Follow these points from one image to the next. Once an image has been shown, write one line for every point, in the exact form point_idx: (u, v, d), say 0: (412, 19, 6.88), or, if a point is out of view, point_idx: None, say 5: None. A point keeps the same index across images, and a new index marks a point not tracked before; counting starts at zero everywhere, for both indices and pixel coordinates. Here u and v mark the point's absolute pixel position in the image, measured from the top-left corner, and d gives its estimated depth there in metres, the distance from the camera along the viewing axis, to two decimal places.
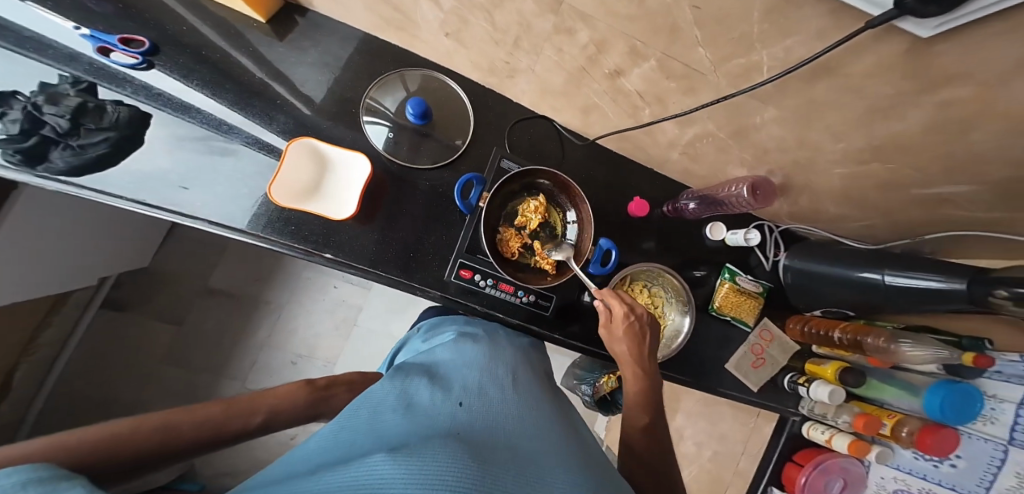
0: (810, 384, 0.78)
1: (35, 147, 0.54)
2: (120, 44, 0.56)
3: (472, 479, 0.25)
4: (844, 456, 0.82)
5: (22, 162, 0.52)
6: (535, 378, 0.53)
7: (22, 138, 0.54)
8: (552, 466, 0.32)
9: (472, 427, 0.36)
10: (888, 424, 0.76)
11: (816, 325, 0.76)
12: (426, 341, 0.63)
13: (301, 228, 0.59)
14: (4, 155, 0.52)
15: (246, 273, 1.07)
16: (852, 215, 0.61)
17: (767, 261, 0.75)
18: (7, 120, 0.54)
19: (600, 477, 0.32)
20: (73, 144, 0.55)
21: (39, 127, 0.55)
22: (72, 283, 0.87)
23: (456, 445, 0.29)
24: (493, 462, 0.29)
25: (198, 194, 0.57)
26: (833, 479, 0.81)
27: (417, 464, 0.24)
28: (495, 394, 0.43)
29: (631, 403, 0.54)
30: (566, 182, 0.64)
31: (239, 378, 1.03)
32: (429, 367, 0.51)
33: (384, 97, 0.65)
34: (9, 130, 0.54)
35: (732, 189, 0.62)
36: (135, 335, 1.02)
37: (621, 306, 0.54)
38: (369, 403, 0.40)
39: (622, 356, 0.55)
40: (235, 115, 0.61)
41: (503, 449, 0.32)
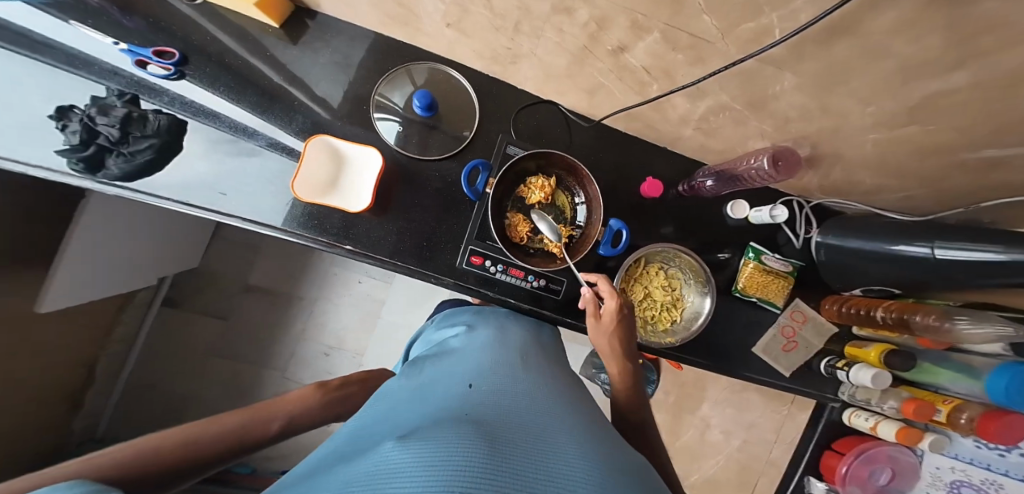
0: (850, 368, 0.73)
1: (94, 155, 0.58)
2: (154, 56, 0.61)
3: (488, 458, 0.25)
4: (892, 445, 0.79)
5: (86, 171, 0.58)
6: (548, 363, 0.53)
7: (82, 148, 0.58)
8: (568, 442, 0.32)
9: (487, 409, 0.36)
10: (943, 411, 0.71)
11: (854, 305, 0.70)
12: (437, 331, 0.65)
13: (322, 222, 0.62)
14: (71, 165, 0.58)
15: (283, 270, 1.14)
16: (891, 184, 0.57)
17: (796, 238, 0.71)
18: (68, 132, 0.59)
19: (616, 452, 0.32)
20: (125, 151, 0.60)
21: (94, 137, 0.59)
22: (138, 284, 0.96)
23: (470, 428, 0.30)
24: (509, 443, 0.29)
25: (235, 198, 0.62)
26: (878, 467, 0.78)
27: (434, 449, 0.25)
28: (508, 379, 0.44)
29: (618, 399, 0.56)
30: (573, 165, 0.64)
31: (280, 369, 1.11)
32: (444, 356, 0.52)
33: (393, 92, 0.67)
34: (70, 140, 0.58)
35: (752, 162, 0.59)
36: (190, 331, 1.13)
37: (614, 301, 0.55)
38: (385, 401, 0.41)
39: (605, 349, 0.58)
40: (256, 119, 0.65)
41: (518, 431, 0.32)
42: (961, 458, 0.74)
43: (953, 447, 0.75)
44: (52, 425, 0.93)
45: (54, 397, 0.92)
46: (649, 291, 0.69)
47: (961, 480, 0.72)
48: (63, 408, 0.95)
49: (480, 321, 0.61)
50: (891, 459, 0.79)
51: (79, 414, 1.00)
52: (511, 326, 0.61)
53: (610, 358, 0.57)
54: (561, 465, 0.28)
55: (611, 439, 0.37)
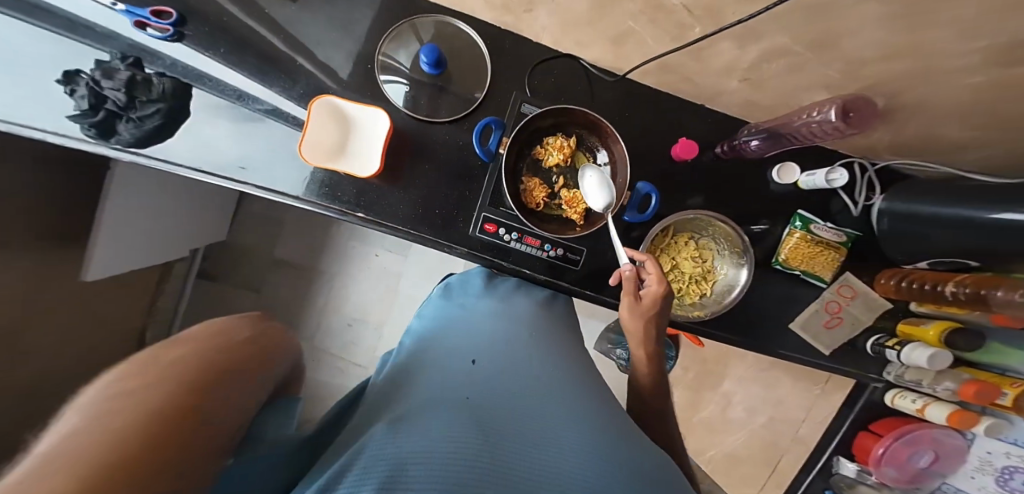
0: (902, 348, 0.67)
1: (105, 122, 0.57)
2: (151, 17, 0.58)
3: (489, 456, 0.28)
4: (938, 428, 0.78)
5: (98, 137, 0.57)
6: (553, 345, 0.55)
7: (92, 113, 0.57)
8: (562, 432, 0.35)
9: (491, 395, 0.39)
10: (1009, 394, 0.65)
11: (916, 279, 0.62)
12: (445, 300, 0.63)
13: (335, 190, 0.60)
14: (84, 131, 0.57)
15: (308, 242, 1.16)
16: (985, 141, 0.47)
17: (854, 205, 0.62)
18: (77, 97, 0.57)
19: (608, 443, 0.35)
20: (134, 117, 0.58)
21: (102, 102, 0.57)
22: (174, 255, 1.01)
23: (474, 421, 0.33)
24: (509, 437, 0.32)
25: (256, 173, 0.60)
26: (918, 449, 0.79)
27: (443, 446, 0.28)
28: (514, 364, 0.47)
29: (644, 386, 0.54)
30: (596, 120, 0.58)
31: (308, 338, 1.15)
32: (454, 329, 0.54)
33: (398, 52, 0.62)
34: (81, 105, 0.57)
35: (814, 113, 0.49)
36: (223, 303, 1.17)
37: (660, 286, 0.51)
38: (399, 378, 0.45)
39: (634, 332, 0.53)
40: (255, 86, 0.62)
41: (519, 422, 0.35)
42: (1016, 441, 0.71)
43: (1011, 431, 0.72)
44: None
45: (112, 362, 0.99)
46: (677, 262, 0.63)
47: (1015, 466, 0.70)
48: None
49: (486, 297, 0.62)
50: (936, 442, 0.79)
51: None
52: (518, 300, 0.62)
53: (636, 344, 0.54)
54: (557, 463, 0.30)
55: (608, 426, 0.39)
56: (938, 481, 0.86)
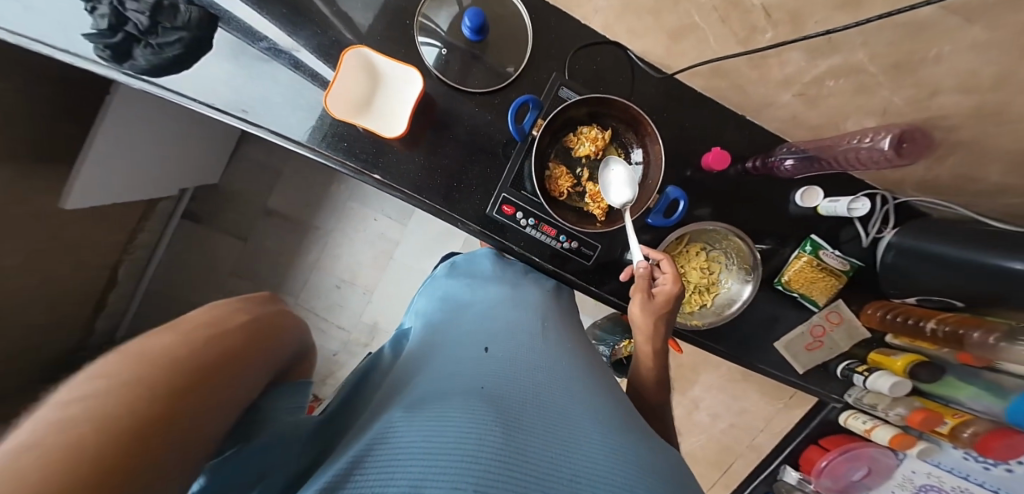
0: (869, 374, 0.72)
1: (121, 44, 0.50)
2: None
3: (505, 440, 0.24)
4: (878, 448, 0.85)
5: (113, 60, 0.50)
6: (567, 326, 0.52)
7: (109, 34, 0.50)
8: (584, 414, 0.30)
9: (504, 367, 0.34)
10: (949, 423, 0.72)
11: (901, 313, 0.66)
12: (450, 278, 0.59)
13: (353, 145, 0.55)
14: (97, 52, 0.50)
15: (297, 198, 1.07)
16: (1016, 189, 0.48)
17: (866, 236, 0.64)
18: (96, 15, 0.50)
19: (631, 430, 0.31)
20: (153, 43, 0.51)
21: (123, 24, 0.50)
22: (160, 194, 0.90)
23: (486, 401, 0.28)
24: (526, 419, 0.28)
25: (263, 115, 0.54)
26: (856, 464, 0.86)
27: (449, 433, 0.24)
28: (527, 336, 0.42)
29: (648, 382, 0.53)
30: (637, 116, 0.55)
31: (291, 295, 1.09)
32: (460, 306, 0.50)
33: (437, 13, 0.56)
34: (98, 24, 0.50)
35: (862, 139, 0.50)
36: (201, 251, 1.07)
37: (675, 286, 0.51)
38: (406, 360, 0.41)
39: (644, 328, 0.52)
40: (271, 29, 0.55)
41: (535, 400, 0.30)
42: (941, 466, 0.78)
43: (938, 455, 0.78)
44: (70, 327, 0.91)
45: (76, 297, 0.89)
46: (685, 270, 0.64)
47: (932, 484, 0.79)
48: (84, 310, 0.93)
49: (497, 279, 0.58)
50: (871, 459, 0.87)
51: (101, 316, 0.98)
52: (527, 283, 0.59)
53: (644, 341, 0.53)
54: (579, 451, 0.26)
55: (630, 412, 0.36)
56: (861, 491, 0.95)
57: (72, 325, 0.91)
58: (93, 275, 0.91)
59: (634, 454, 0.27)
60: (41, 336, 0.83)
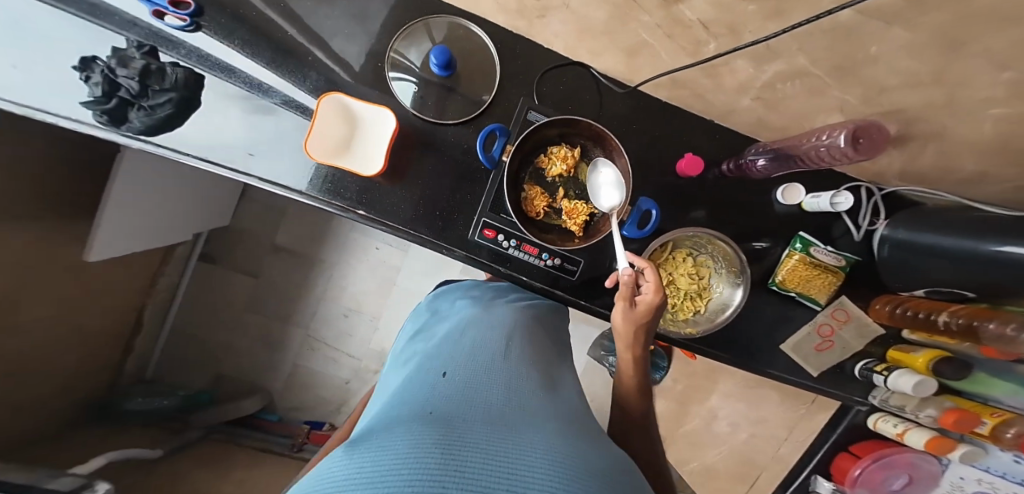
0: (889, 374, 0.66)
1: (116, 109, 0.55)
2: (170, 6, 0.55)
3: (438, 457, 0.24)
4: (915, 452, 0.77)
5: (110, 124, 0.55)
6: (539, 345, 0.52)
7: (105, 100, 0.55)
8: (533, 432, 0.30)
9: (455, 396, 0.34)
10: (988, 423, 0.65)
11: (910, 307, 0.62)
12: (427, 311, 0.61)
13: (337, 186, 0.59)
14: (95, 117, 0.55)
15: (305, 234, 1.14)
16: (1000, 174, 0.46)
17: (857, 230, 0.63)
18: (91, 84, 0.55)
19: (581, 445, 0.31)
20: (146, 105, 0.56)
21: (116, 89, 0.56)
22: (174, 240, 0.96)
23: (430, 427, 0.28)
24: (468, 437, 0.27)
25: (260, 162, 0.59)
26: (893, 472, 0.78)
27: (380, 457, 0.23)
28: (487, 359, 0.42)
29: (630, 393, 0.53)
30: (602, 133, 0.57)
31: (303, 326, 1.15)
32: (429, 337, 0.50)
33: (410, 51, 0.61)
34: (93, 92, 0.55)
35: (822, 138, 0.49)
36: (219, 288, 1.16)
37: (657, 296, 0.49)
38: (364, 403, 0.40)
39: (626, 337, 0.52)
40: (269, 74, 0.59)
41: (482, 422, 0.30)
42: (992, 471, 0.71)
43: (988, 459, 0.71)
44: (105, 368, 1.00)
45: (109, 340, 0.98)
46: (673, 278, 0.63)
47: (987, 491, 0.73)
48: (116, 352, 1.02)
49: (471, 300, 0.58)
50: (911, 465, 0.79)
51: (131, 357, 1.08)
52: (502, 301, 0.59)
53: (624, 348, 0.53)
54: (520, 461, 0.25)
55: (589, 433, 0.36)
56: None
57: (106, 367, 1.00)
58: (122, 317, 0.99)
59: (579, 467, 0.27)
60: (79, 378, 0.92)
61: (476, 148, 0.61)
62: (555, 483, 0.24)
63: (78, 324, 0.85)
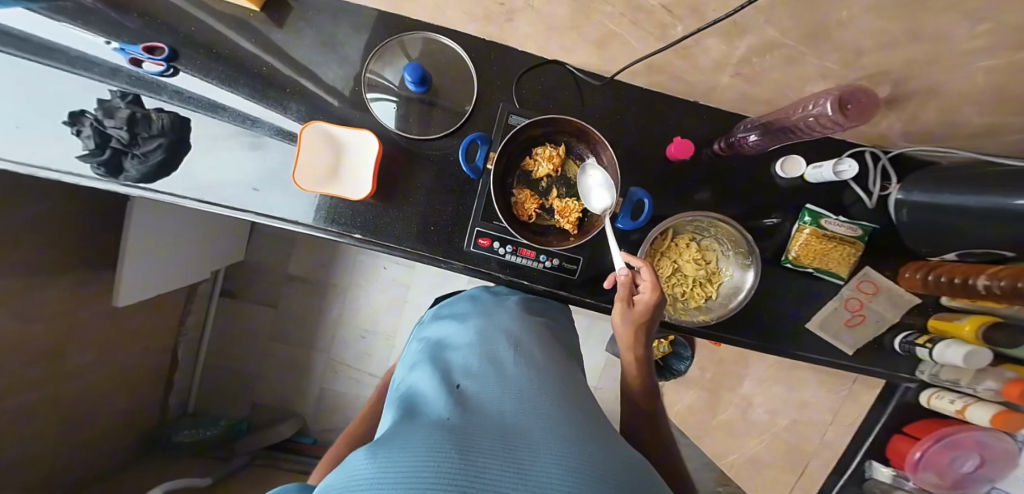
0: (935, 346, 0.60)
1: (111, 159, 0.60)
2: (145, 53, 0.59)
3: (454, 464, 0.24)
4: (984, 430, 0.66)
5: (107, 175, 0.60)
6: (548, 341, 0.52)
7: (99, 152, 0.60)
8: (546, 429, 0.30)
9: (467, 401, 0.34)
10: None
11: (944, 272, 0.57)
12: (433, 319, 0.61)
13: (331, 213, 0.62)
14: (94, 170, 0.60)
15: (315, 260, 1.19)
16: (1012, 121, 0.42)
17: (870, 198, 0.59)
18: (83, 137, 0.60)
19: (598, 439, 0.30)
20: (138, 153, 0.61)
21: (107, 141, 0.61)
22: (195, 278, 1.04)
23: (443, 433, 0.28)
24: (480, 441, 0.27)
25: (258, 199, 0.62)
26: (964, 453, 0.68)
27: (394, 466, 0.23)
28: (498, 362, 0.42)
29: (636, 393, 0.52)
30: (583, 128, 0.56)
31: (326, 351, 1.20)
32: (438, 344, 0.51)
33: (386, 71, 0.63)
34: (87, 145, 0.60)
35: (810, 107, 0.47)
36: (246, 319, 1.22)
37: (654, 295, 0.48)
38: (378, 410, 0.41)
39: (629, 337, 0.50)
40: (257, 107, 0.63)
41: (493, 424, 0.30)
42: None
43: None
44: (152, 404, 1.08)
45: (151, 378, 1.05)
46: (679, 265, 0.61)
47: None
48: (159, 388, 1.10)
49: (477, 309, 0.57)
50: (981, 445, 0.67)
51: (173, 392, 1.16)
52: (513, 304, 0.58)
53: (626, 348, 0.52)
54: (535, 462, 0.25)
55: (605, 427, 0.35)
56: (985, 486, 0.71)
57: (152, 403, 1.08)
58: (158, 357, 1.06)
59: (596, 460, 0.27)
60: (129, 415, 1.00)
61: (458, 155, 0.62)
62: (569, 484, 0.23)
63: (120, 366, 0.92)
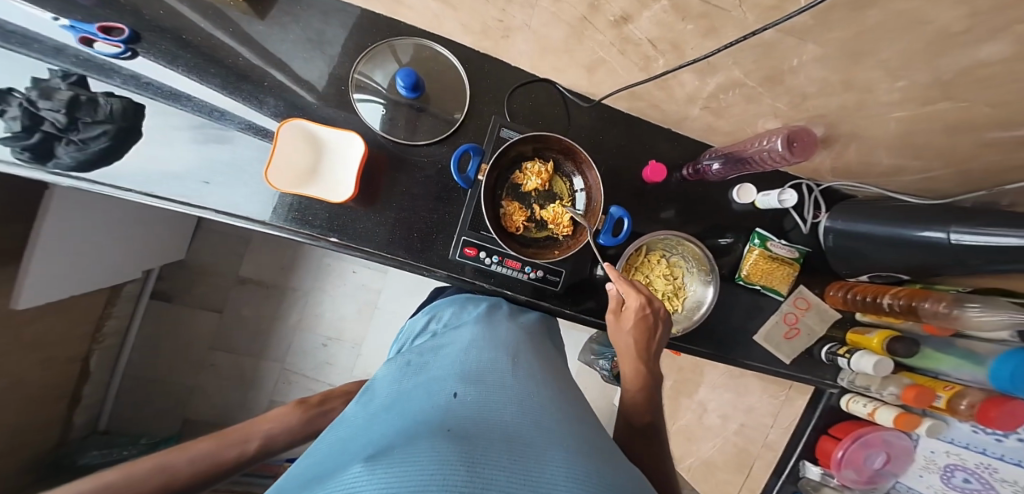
0: (851, 356, 0.69)
1: (41, 144, 0.53)
2: (100, 33, 0.54)
3: (462, 475, 0.22)
4: (888, 430, 0.77)
5: (33, 160, 0.53)
6: (537, 358, 0.51)
7: (26, 135, 0.53)
8: (550, 448, 0.29)
9: (466, 413, 0.33)
10: (943, 397, 0.67)
11: (858, 291, 0.67)
12: (421, 326, 0.59)
13: (307, 214, 0.59)
14: (14, 154, 0.52)
15: (270, 264, 1.13)
16: (912, 165, 0.52)
17: (804, 223, 0.70)
18: (7, 118, 0.53)
19: (601, 457, 0.30)
20: (75, 139, 0.54)
21: (39, 123, 0.54)
22: (121, 278, 0.92)
23: (446, 442, 0.26)
24: (486, 455, 0.26)
25: (213, 194, 0.57)
26: (874, 451, 0.78)
27: (399, 472, 0.22)
28: (494, 378, 0.41)
29: (635, 402, 0.53)
30: (572, 147, 0.60)
31: (277, 361, 1.13)
32: (430, 355, 0.49)
33: (375, 72, 0.62)
34: (11, 127, 0.53)
35: (764, 143, 0.55)
36: (184, 326, 1.11)
37: (637, 302, 0.52)
38: (360, 418, 0.38)
39: (628, 345, 0.54)
40: (225, 99, 0.59)
41: (497, 439, 0.29)
42: (956, 443, 0.70)
43: (949, 431, 0.71)
44: (51, 423, 0.91)
45: (53, 393, 0.89)
46: (650, 280, 0.65)
47: (955, 464, 0.69)
48: (62, 405, 0.94)
49: (466, 321, 0.56)
50: (886, 444, 0.77)
51: (79, 409, 0.99)
52: (502, 314, 0.59)
53: (628, 358, 0.54)
54: (546, 478, 0.24)
55: (601, 443, 0.35)
56: (892, 481, 0.82)
57: (51, 421, 0.91)
58: (64, 370, 0.91)
59: (604, 480, 0.26)
60: (21, 436, 0.83)
61: (450, 167, 0.63)
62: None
63: (13, 379, 0.77)
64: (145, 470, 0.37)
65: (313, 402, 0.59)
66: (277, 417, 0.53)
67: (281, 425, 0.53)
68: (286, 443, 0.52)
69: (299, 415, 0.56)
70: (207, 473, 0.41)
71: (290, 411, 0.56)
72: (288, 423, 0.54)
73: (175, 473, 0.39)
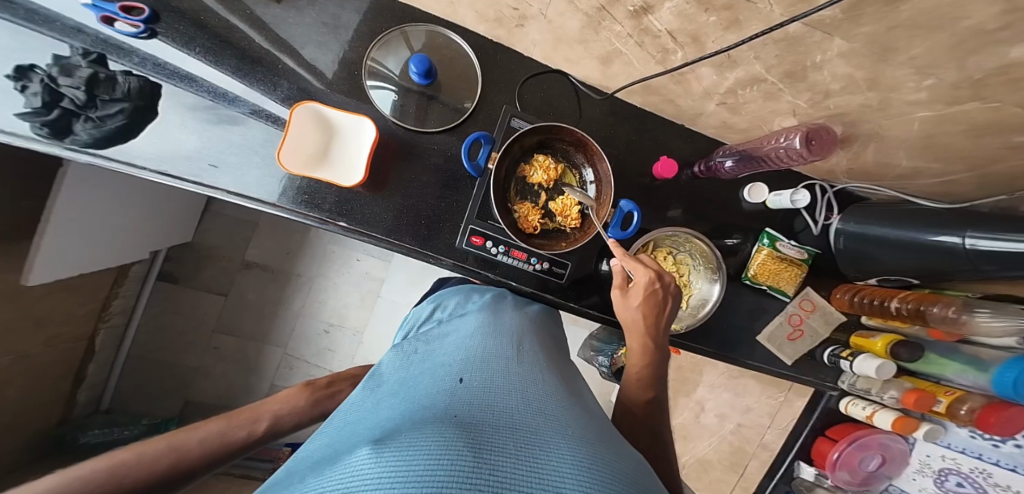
0: (854, 359, 0.68)
1: (59, 120, 0.52)
2: (121, 12, 0.53)
3: (468, 462, 0.22)
4: (884, 433, 0.77)
5: (51, 136, 0.52)
6: (544, 349, 0.51)
7: (45, 111, 0.52)
8: (555, 437, 0.29)
9: (472, 401, 0.33)
10: (943, 401, 0.67)
11: (867, 294, 0.67)
12: (427, 312, 0.59)
13: (316, 197, 0.59)
14: (34, 130, 0.51)
15: (276, 249, 1.13)
16: (930, 168, 0.52)
17: (815, 225, 0.69)
18: (29, 94, 0.52)
19: (607, 448, 0.30)
20: (94, 116, 0.54)
21: (59, 100, 0.53)
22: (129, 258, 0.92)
23: (453, 430, 0.26)
24: (491, 444, 0.26)
25: (224, 174, 0.56)
26: (869, 454, 0.77)
27: (404, 460, 0.21)
28: (500, 366, 0.41)
29: (636, 378, 0.53)
30: (585, 139, 0.59)
31: (280, 345, 1.14)
32: (436, 343, 0.49)
33: (388, 59, 0.61)
34: (31, 103, 0.52)
35: (781, 141, 0.55)
36: (190, 308, 1.12)
37: (645, 276, 0.50)
38: (365, 403, 0.38)
39: (635, 321, 0.52)
40: (236, 83, 0.59)
41: (503, 427, 0.29)
42: (953, 447, 0.70)
43: (947, 436, 0.71)
44: (55, 400, 0.92)
45: (58, 370, 0.90)
46: None
47: (950, 468, 0.69)
48: (67, 382, 0.95)
49: (473, 310, 0.56)
50: (882, 447, 0.77)
51: (84, 387, 1.00)
52: (507, 304, 0.59)
53: (635, 334, 0.53)
54: (552, 469, 0.24)
55: (607, 432, 0.35)
56: (885, 483, 0.82)
57: (56, 397, 0.92)
58: (70, 348, 0.91)
59: (610, 471, 0.26)
60: (27, 411, 0.84)
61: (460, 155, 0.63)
62: (582, 485, 0.23)
63: (22, 354, 0.78)
64: (157, 449, 0.37)
65: (321, 384, 0.60)
66: (286, 399, 0.54)
67: (289, 406, 0.53)
68: (295, 423, 0.53)
69: (307, 397, 0.57)
70: (217, 452, 0.42)
71: (298, 393, 0.56)
72: (296, 404, 0.54)
73: (186, 452, 0.39)
